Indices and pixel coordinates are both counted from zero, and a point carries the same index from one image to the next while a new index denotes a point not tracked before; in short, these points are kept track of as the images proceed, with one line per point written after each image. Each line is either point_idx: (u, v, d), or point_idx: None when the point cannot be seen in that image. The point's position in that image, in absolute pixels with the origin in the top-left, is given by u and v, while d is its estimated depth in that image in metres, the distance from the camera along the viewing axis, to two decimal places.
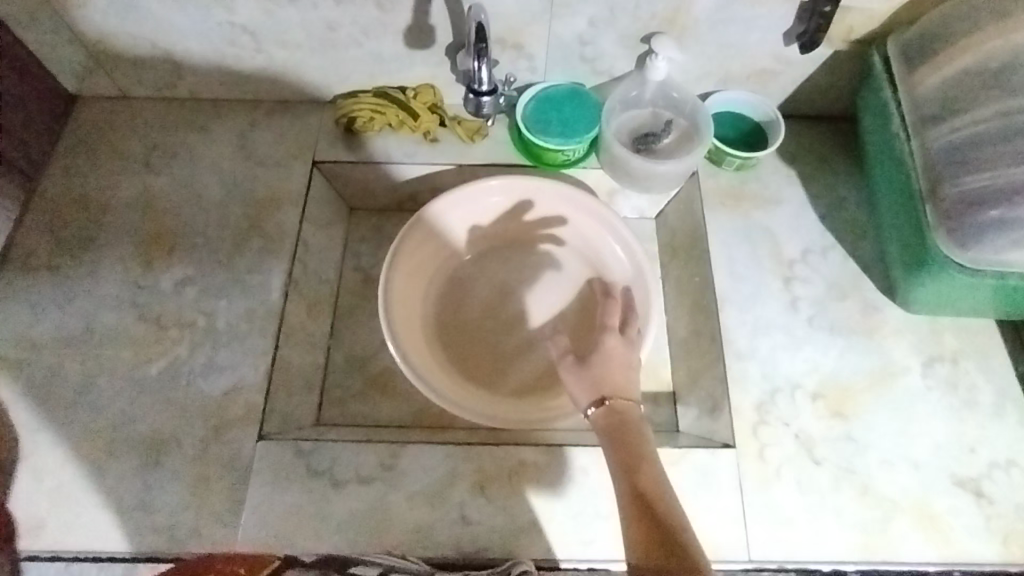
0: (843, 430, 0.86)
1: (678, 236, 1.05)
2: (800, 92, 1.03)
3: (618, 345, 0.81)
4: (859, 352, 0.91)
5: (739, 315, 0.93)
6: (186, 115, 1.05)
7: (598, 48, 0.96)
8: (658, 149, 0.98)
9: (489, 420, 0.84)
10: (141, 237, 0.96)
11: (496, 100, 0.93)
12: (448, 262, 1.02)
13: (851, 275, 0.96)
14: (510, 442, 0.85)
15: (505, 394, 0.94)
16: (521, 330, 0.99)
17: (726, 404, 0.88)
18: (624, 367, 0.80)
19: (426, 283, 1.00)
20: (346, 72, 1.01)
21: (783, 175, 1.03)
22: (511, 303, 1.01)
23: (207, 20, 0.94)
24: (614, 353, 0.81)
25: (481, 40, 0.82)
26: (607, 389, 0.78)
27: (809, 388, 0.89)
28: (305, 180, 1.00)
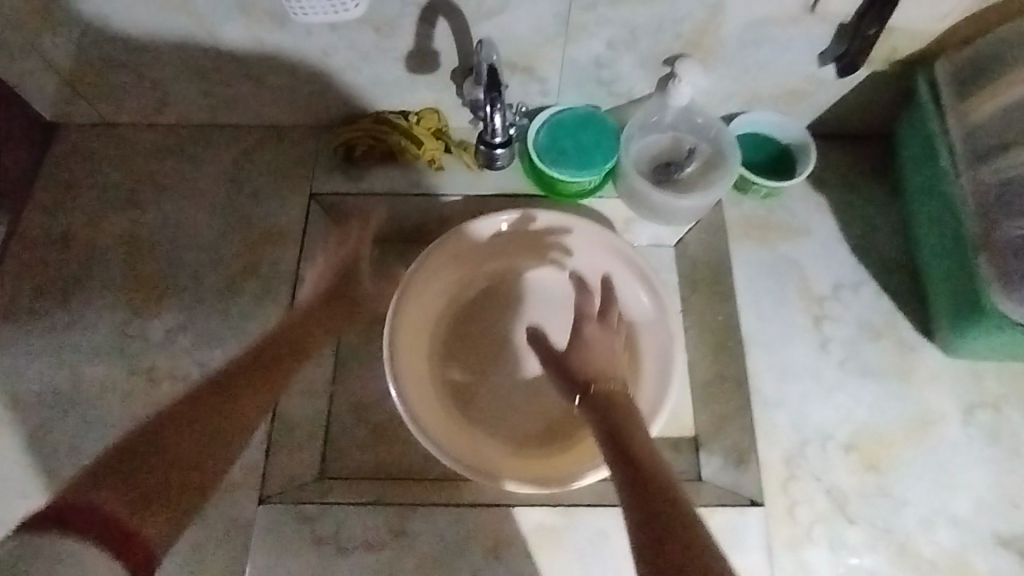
0: (879, 485, 0.81)
1: (700, 268, 0.99)
2: (832, 113, 0.96)
3: (597, 333, 0.74)
4: (894, 397, 0.86)
5: (767, 359, 0.88)
6: (172, 143, 0.98)
7: (616, 71, 0.89)
8: (680, 180, 0.92)
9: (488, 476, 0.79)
10: (129, 281, 0.90)
11: (510, 152, 0.94)
12: (450, 301, 0.96)
13: (885, 313, 0.90)
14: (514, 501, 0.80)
15: (503, 448, 0.88)
16: (522, 377, 0.93)
17: (755, 457, 0.83)
18: (609, 356, 0.72)
19: (427, 322, 0.94)
20: (344, 98, 0.94)
21: (812, 204, 0.97)
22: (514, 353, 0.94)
23: (190, 45, 0.86)
24: (596, 343, 0.73)
25: (493, 87, 0.76)
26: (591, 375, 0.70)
27: (841, 439, 0.83)
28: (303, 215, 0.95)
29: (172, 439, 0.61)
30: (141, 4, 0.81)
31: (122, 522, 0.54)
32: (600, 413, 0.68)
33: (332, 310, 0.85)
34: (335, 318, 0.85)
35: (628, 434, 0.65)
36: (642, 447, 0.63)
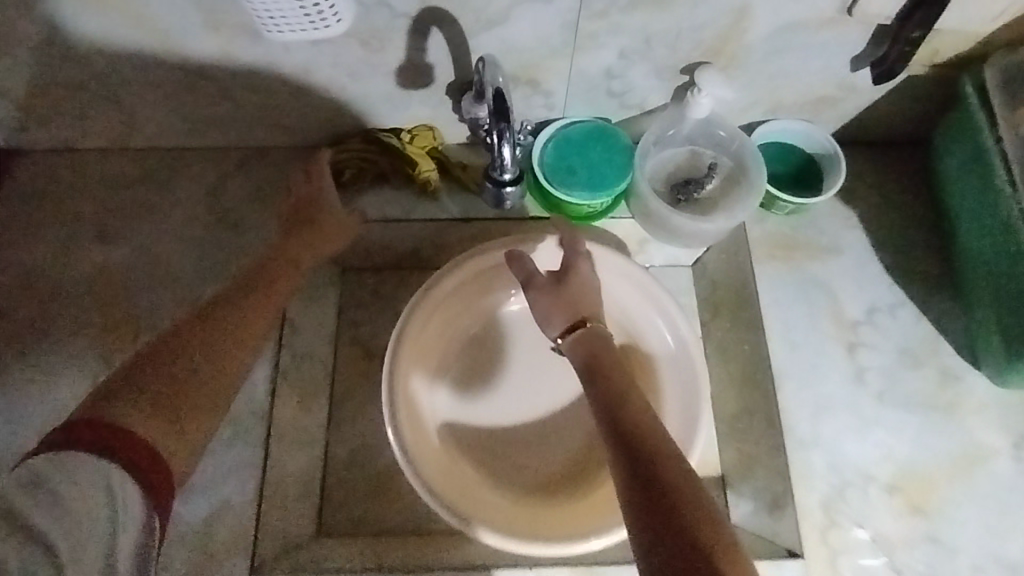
0: (926, 530, 0.75)
1: (721, 289, 0.90)
2: (863, 119, 0.88)
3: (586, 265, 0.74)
4: (939, 431, 0.79)
5: (799, 394, 0.81)
6: (141, 170, 0.89)
7: (628, 81, 0.81)
8: (700, 199, 0.85)
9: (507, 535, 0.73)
10: (101, 327, 0.82)
11: (519, 190, 0.85)
12: (449, 336, 0.87)
13: (924, 337, 0.84)
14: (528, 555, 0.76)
15: (511, 496, 0.82)
16: (528, 417, 0.86)
17: (790, 504, 0.76)
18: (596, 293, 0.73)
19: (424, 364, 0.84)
20: (330, 117, 0.86)
21: (841, 219, 0.89)
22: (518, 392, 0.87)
23: (155, 64, 0.78)
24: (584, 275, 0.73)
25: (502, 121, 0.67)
26: (581, 310, 0.70)
27: (883, 480, 0.77)
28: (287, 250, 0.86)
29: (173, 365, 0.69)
30: (97, 22, 0.72)
31: (127, 435, 0.61)
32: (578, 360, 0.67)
33: (295, 240, 0.83)
34: (300, 247, 0.84)
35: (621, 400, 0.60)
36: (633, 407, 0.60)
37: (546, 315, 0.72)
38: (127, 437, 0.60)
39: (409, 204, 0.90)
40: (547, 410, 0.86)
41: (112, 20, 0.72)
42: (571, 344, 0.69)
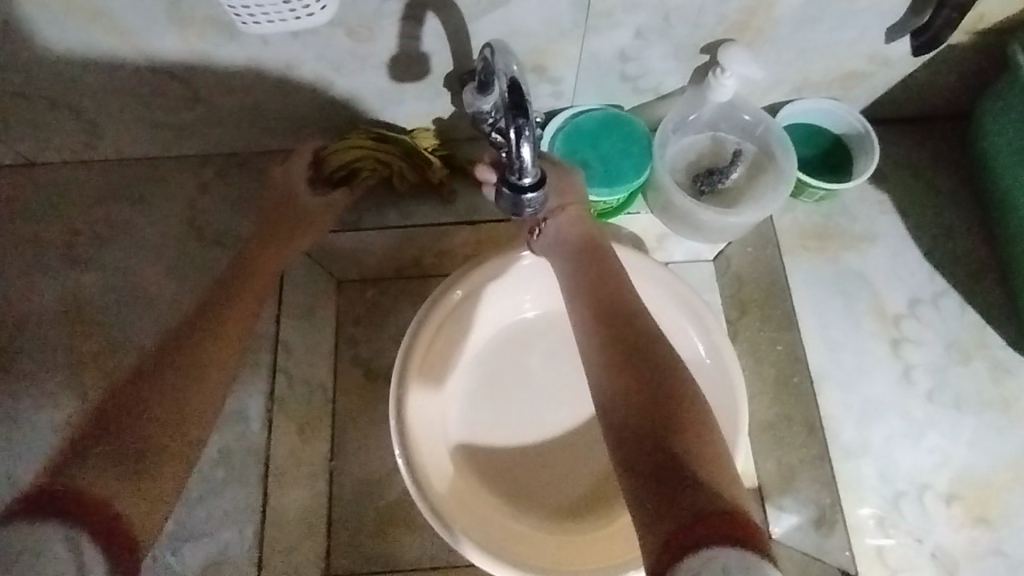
0: (989, 542, 0.70)
1: (748, 286, 0.84)
2: (895, 95, 0.81)
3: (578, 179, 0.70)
4: (995, 432, 0.74)
5: (843, 398, 0.75)
6: (113, 184, 0.81)
7: (644, 64, 0.73)
8: (725, 190, 0.78)
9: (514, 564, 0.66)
10: (74, 361, 0.73)
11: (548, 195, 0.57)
12: (456, 358, 0.79)
13: (973, 329, 0.78)
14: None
15: (524, 520, 0.75)
16: (545, 437, 0.79)
17: (842, 520, 0.71)
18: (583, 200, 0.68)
19: (434, 387, 0.76)
20: (317, 116, 0.78)
21: (875, 205, 0.83)
22: (535, 411, 0.80)
23: (118, 67, 0.69)
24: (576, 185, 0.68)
25: (520, 102, 0.50)
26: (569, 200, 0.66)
27: (940, 488, 0.72)
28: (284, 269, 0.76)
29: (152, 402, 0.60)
30: (46, 20, 0.63)
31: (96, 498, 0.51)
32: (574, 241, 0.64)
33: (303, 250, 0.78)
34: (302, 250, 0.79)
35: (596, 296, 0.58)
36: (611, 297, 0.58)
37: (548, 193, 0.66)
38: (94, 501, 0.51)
39: (408, 208, 0.82)
40: (566, 428, 0.79)
41: (64, 18, 0.63)
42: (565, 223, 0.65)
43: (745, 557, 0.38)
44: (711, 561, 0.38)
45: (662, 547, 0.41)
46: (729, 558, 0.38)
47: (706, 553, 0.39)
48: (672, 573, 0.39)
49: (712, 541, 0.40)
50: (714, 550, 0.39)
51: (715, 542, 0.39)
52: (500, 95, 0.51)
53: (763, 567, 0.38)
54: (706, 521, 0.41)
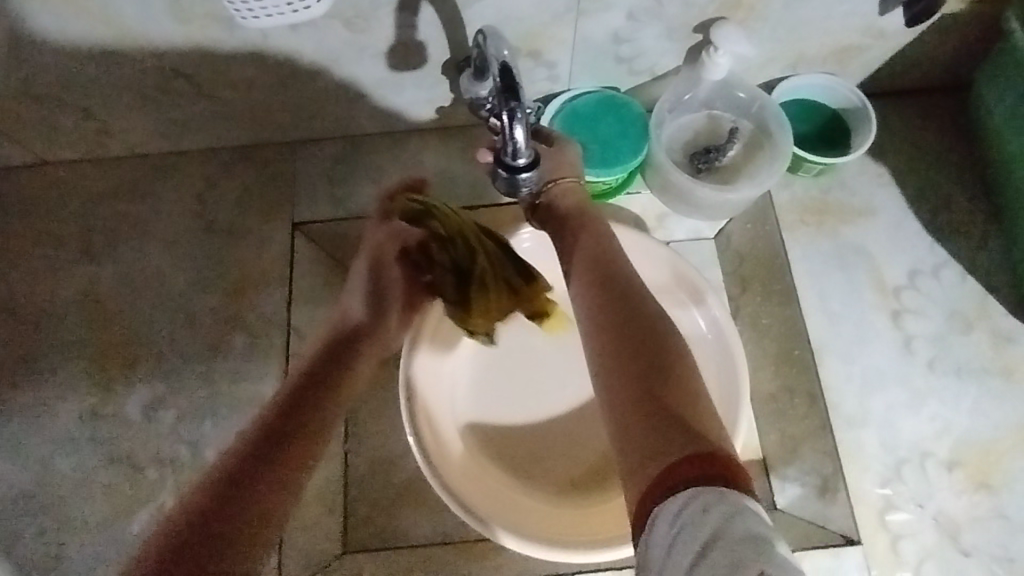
0: (991, 506, 0.71)
1: (749, 262, 0.83)
2: (890, 68, 0.81)
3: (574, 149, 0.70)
4: (997, 399, 0.74)
5: (844, 368, 0.77)
6: (124, 180, 0.83)
7: (638, 45, 0.74)
8: (722, 167, 0.79)
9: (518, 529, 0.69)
10: (95, 352, 0.76)
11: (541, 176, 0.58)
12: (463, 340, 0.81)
13: (973, 299, 0.78)
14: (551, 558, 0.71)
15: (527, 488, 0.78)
16: (549, 414, 0.81)
17: (844, 488, 0.72)
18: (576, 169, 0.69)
19: (443, 366, 0.78)
20: (319, 108, 0.80)
21: (874, 177, 0.83)
22: (539, 390, 0.82)
23: (125, 65, 0.71)
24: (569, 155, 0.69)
25: (515, 85, 0.50)
26: (560, 172, 0.67)
27: (942, 455, 0.73)
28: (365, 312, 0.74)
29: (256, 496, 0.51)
30: (55, 22, 0.65)
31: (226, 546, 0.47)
32: (573, 209, 0.65)
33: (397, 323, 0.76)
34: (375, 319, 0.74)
35: (592, 259, 0.60)
36: (605, 258, 0.60)
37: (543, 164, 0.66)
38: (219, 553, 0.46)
39: None
40: (568, 406, 0.81)
41: (73, 20, 0.65)
42: (560, 192, 0.66)
43: (724, 494, 0.41)
44: (693, 500, 0.41)
45: (651, 484, 0.43)
46: (709, 496, 0.40)
47: (689, 493, 0.41)
48: (659, 510, 0.42)
49: (699, 482, 0.41)
50: (697, 488, 0.41)
51: (699, 481, 0.41)
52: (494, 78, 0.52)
53: (743, 502, 0.40)
54: (689, 459, 0.42)
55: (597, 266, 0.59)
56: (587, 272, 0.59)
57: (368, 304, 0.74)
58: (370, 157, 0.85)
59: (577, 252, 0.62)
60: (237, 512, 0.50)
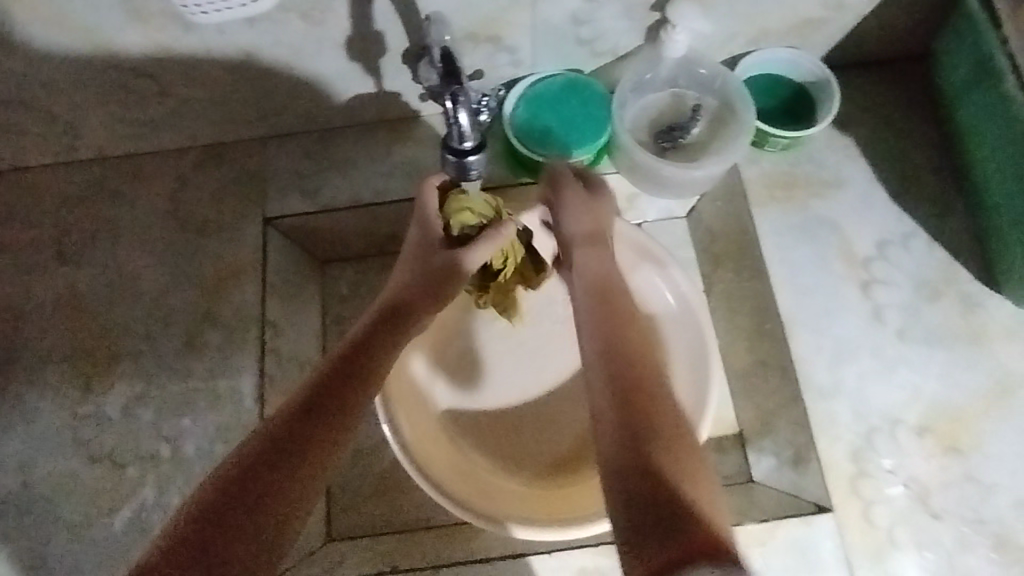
0: (961, 469, 0.72)
1: (720, 239, 0.86)
2: (852, 39, 0.81)
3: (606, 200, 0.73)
4: (964, 365, 0.75)
5: (814, 340, 0.77)
6: (95, 182, 0.84)
7: (597, 26, 0.74)
8: (686, 145, 0.80)
9: (502, 517, 0.69)
10: (72, 354, 0.77)
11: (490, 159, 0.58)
12: (436, 338, 0.83)
13: (941, 266, 0.79)
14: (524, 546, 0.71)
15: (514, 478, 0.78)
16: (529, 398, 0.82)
17: (815, 458, 0.72)
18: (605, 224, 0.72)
19: (416, 364, 0.80)
20: (285, 102, 0.80)
21: (841, 149, 0.83)
22: (521, 381, 0.83)
23: (87, 67, 0.72)
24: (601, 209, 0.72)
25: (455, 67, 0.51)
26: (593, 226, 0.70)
27: (912, 422, 0.73)
28: (418, 280, 0.71)
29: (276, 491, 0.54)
30: (12, 25, 0.65)
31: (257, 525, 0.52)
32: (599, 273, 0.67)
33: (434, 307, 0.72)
34: (416, 296, 0.70)
35: (609, 326, 0.61)
36: (620, 327, 0.61)
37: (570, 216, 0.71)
38: (246, 531, 0.51)
39: (380, 187, 0.84)
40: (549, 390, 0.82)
41: (30, 23, 0.65)
42: (587, 253, 0.69)
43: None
44: None
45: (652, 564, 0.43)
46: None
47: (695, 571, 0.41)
48: None
49: (703, 562, 0.42)
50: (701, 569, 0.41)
51: (705, 562, 0.42)
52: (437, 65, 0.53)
53: None
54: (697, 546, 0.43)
55: (615, 336, 0.60)
56: (597, 332, 0.61)
57: (419, 281, 0.71)
58: (339, 149, 0.85)
59: (597, 312, 0.63)
60: (287, 474, 0.55)
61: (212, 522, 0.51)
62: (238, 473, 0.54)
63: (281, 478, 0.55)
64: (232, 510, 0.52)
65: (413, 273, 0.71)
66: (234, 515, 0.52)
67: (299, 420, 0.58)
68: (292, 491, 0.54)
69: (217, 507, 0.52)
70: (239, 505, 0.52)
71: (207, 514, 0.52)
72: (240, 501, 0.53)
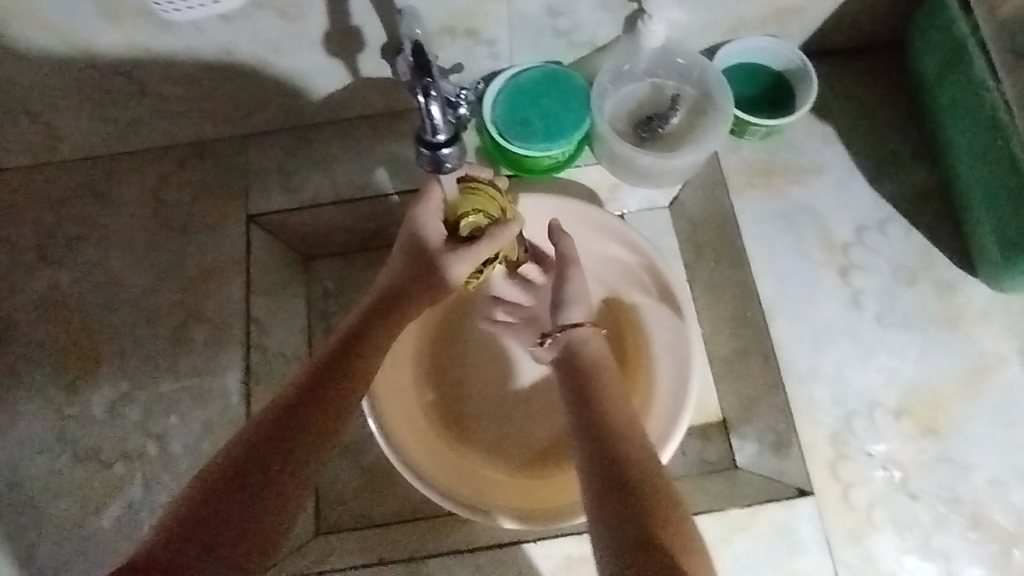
0: (938, 450, 0.73)
1: (703, 228, 0.87)
2: (830, 26, 0.82)
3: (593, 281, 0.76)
4: (941, 348, 0.76)
5: (794, 327, 0.77)
6: (77, 181, 0.83)
7: (574, 18, 0.74)
8: (665, 134, 0.80)
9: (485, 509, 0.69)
10: (57, 354, 0.77)
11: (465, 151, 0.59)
12: (422, 327, 0.84)
13: (919, 250, 0.79)
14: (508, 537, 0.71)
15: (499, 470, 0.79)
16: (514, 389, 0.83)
17: (796, 442, 0.73)
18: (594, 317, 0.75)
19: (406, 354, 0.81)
20: (265, 99, 0.80)
21: (820, 137, 0.84)
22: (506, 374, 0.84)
23: (63, 66, 0.71)
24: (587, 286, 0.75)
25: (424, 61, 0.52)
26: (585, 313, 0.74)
27: (890, 405, 0.75)
28: (405, 269, 0.71)
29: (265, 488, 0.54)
30: None
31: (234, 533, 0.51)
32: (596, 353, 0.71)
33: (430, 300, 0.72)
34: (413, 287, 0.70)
35: (595, 399, 0.65)
36: (604, 399, 0.65)
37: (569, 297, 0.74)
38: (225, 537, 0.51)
39: (362, 182, 0.84)
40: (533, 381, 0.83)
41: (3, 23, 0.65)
42: (584, 337, 0.72)
43: None
44: None
45: None
46: None
47: None
48: None
49: None
50: None
51: None
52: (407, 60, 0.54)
53: None
54: None
55: (601, 407, 0.64)
56: (586, 404, 0.64)
57: (406, 272, 0.71)
58: (321, 145, 0.85)
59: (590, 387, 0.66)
60: (268, 481, 0.54)
61: (191, 525, 0.51)
62: (222, 479, 0.54)
63: (266, 479, 0.54)
64: (213, 512, 0.52)
65: (402, 263, 0.71)
66: (215, 524, 0.51)
67: (282, 422, 0.58)
68: (273, 502, 0.54)
69: (205, 503, 0.52)
70: (218, 509, 0.52)
71: (187, 514, 0.51)
72: (229, 499, 0.53)
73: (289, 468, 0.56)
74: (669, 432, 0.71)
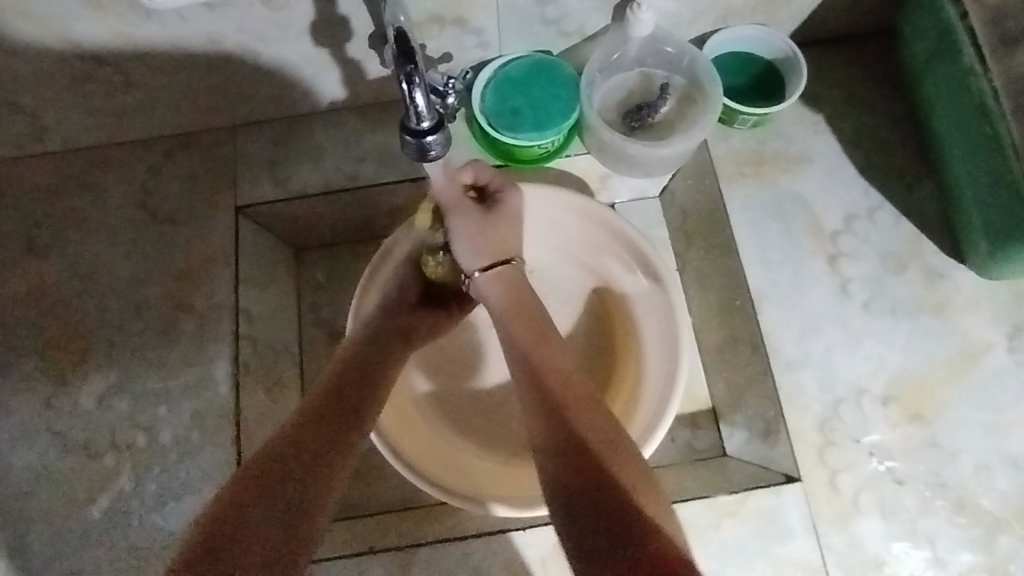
0: (924, 435, 0.73)
1: (693, 217, 0.87)
2: (819, 14, 0.82)
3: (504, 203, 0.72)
4: (928, 333, 0.77)
5: (783, 315, 0.78)
6: (64, 173, 0.83)
7: (563, 6, 0.73)
8: (655, 123, 0.80)
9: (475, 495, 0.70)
10: (45, 347, 0.77)
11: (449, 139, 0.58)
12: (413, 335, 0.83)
13: (907, 238, 0.80)
14: (497, 522, 0.71)
15: (487, 455, 0.79)
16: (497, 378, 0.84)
17: (784, 429, 0.74)
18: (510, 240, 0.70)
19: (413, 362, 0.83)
20: (252, 89, 0.80)
21: (809, 125, 0.84)
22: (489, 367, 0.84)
23: (47, 58, 0.71)
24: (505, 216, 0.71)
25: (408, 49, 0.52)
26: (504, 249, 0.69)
27: (877, 391, 0.75)
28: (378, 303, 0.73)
29: (304, 474, 0.54)
30: None
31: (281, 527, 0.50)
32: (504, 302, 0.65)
33: (423, 321, 0.75)
34: (387, 303, 0.73)
35: (515, 339, 0.62)
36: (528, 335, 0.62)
37: (464, 244, 0.68)
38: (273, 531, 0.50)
39: (351, 172, 0.84)
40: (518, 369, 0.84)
41: None
42: (489, 283, 0.67)
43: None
44: None
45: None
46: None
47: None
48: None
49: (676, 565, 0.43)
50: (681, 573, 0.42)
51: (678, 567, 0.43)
52: (392, 46, 0.54)
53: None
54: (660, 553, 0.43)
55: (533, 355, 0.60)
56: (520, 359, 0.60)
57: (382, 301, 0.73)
58: (310, 136, 0.85)
59: (506, 324, 0.63)
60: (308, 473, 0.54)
61: (242, 519, 0.49)
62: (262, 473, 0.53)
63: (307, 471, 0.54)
64: (259, 506, 0.51)
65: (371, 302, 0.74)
66: (264, 517, 0.50)
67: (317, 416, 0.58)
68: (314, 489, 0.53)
69: (243, 502, 0.51)
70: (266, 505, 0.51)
71: (235, 509, 0.50)
72: (272, 493, 0.52)
73: (327, 457, 0.56)
74: (658, 419, 0.72)
